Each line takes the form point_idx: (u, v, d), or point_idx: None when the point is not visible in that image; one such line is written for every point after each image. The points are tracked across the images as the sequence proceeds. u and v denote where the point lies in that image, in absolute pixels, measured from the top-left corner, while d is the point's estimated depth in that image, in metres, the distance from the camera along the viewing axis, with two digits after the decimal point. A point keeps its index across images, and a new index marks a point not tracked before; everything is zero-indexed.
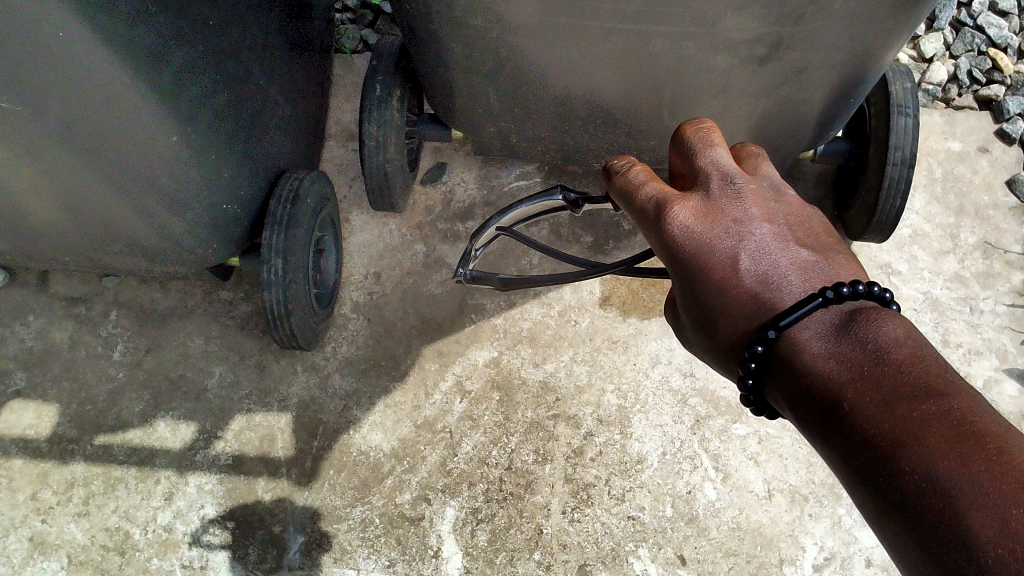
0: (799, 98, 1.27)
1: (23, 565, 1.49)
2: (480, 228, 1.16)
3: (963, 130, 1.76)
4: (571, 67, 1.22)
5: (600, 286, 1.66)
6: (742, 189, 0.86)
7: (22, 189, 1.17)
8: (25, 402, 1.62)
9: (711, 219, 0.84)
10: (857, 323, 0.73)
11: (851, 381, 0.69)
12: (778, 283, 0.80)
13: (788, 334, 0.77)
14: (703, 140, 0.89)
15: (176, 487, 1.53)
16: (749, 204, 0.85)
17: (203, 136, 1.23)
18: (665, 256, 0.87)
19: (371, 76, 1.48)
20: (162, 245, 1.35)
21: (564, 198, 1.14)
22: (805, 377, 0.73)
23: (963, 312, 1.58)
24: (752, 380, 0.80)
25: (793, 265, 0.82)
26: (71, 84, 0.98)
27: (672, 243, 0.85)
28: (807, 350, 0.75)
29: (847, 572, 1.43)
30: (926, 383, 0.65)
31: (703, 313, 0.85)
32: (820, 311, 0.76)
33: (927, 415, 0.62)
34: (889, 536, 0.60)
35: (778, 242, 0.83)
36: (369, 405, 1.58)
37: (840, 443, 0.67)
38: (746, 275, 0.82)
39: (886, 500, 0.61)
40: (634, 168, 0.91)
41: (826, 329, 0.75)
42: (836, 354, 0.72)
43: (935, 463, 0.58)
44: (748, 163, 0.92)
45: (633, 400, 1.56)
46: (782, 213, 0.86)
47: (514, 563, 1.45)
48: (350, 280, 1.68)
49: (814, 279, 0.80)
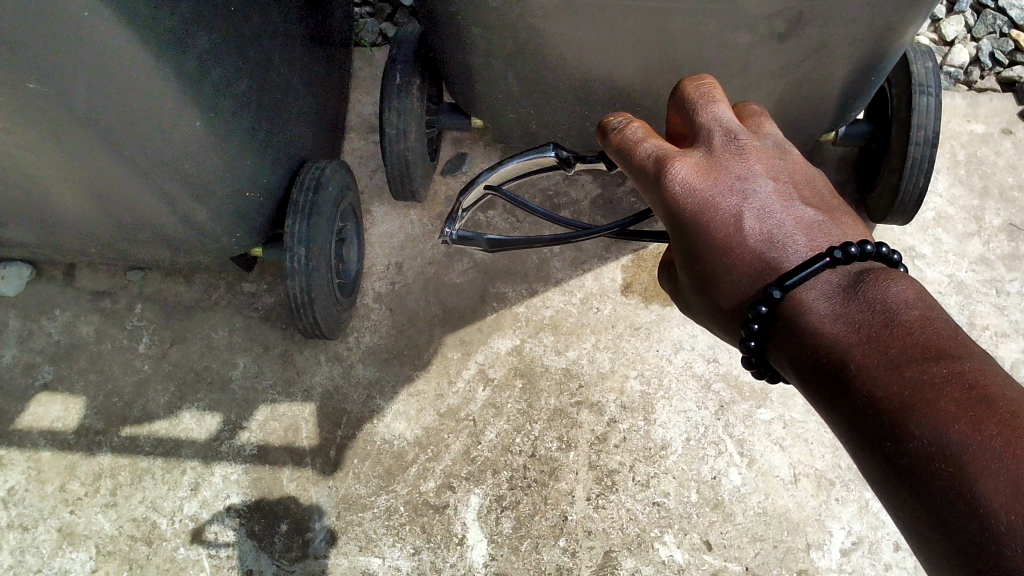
0: (820, 76, 1.26)
1: (52, 555, 1.50)
2: (471, 184, 1.17)
3: (987, 112, 1.74)
4: (591, 49, 1.22)
5: (621, 273, 1.66)
6: (745, 146, 0.86)
7: (45, 175, 1.18)
8: (52, 394, 1.64)
9: (712, 175, 0.84)
10: (866, 284, 0.73)
11: (859, 342, 0.68)
12: (783, 242, 0.80)
13: (793, 295, 0.76)
14: (704, 96, 0.89)
15: (202, 477, 1.54)
16: (752, 161, 0.85)
17: (227, 123, 1.24)
18: (665, 214, 0.86)
19: (390, 64, 1.49)
20: (185, 233, 1.36)
21: (555, 154, 1.13)
22: (812, 339, 0.73)
23: (989, 294, 1.57)
24: (755, 342, 0.80)
25: (799, 224, 0.81)
26: (96, 69, 0.99)
27: (672, 199, 0.84)
28: (814, 313, 0.74)
29: (876, 557, 1.41)
30: (936, 345, 0.64)
31: (704, 275, 0.84)
32: (828, 272, 0.76)
33: (938, 377, 0.61)
34: (895, 500, 0.60)
35: (783, 202, 0.83)
36: (392, 394, 1.58)
37: (846, 404, 0.66)
38: (750, 236, 0.81)
39: (894, 462, 0.60)
40: (632, 125, 0.90)
41: (834, 290, 0.74)
42: (843, 316, 0.72)
43: (946, 427, 0.58)
44: (751, 122, 0.92)
45: (656, 386, 1.56)
46: (786, 172, 0.86)
47: (539, 550, 1.45)
48: (373, 270, 1.69)
49: (820, 240, 0.80)
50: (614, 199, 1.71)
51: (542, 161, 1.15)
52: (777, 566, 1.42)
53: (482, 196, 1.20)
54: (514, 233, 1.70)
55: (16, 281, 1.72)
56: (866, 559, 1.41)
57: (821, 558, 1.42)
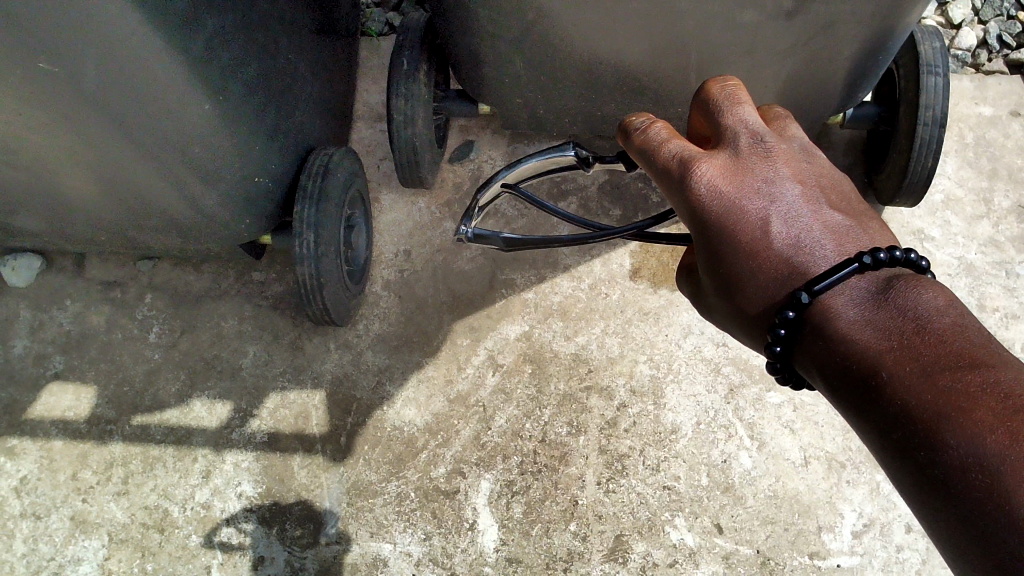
0: (827, 55, 1.26)
1: (65, 544, 1.51)
2: (488, 182, 1.17)
3: (994, 95, 1.73)
4: (599, 31, 1.23)
5: (629, 259, 1.66)
6: (772, 149, 0.85)
7: (57, 160, 1.19)
8: (64, 384, 1.64)
9: (738, 178, 0.83)
10: (896, 291, 0.72)
11: (889, 350, 0.68)
12: (811, 246, 0.79)
13: (822, 300, 0.75)
14: (729, 98, 0.88)
15: (213, 465, 1.55)
16: (779, 165, 0.84)
17: (236, 108, 1.24)
18: (689, 217, 0.85)
19: (397, 50, 1.49)
20: (194, 220, 1.37)
21: (575, 153, 1.14)
22: (841, 346, 0.72)
23: (999, 276, 1.57)
24: (781, 347, 0.79)
25: (827, 229, 0.80)
26: (104, 51, 0.99)
27: (697, 201, 0.83)
28: (843, 318, 0.73)
29: (887, 539, 1.41)
30: (970, 354, 0.63)
31: (728, 278, 0.83)
32: (856, 278, 0.75)
33: (972, 386, 0.60)
34: (928, 511, 0.60)
35: (810, 206, 0.82)
36: (402, 380, 1.59)
37: (879, 415, 0.66)
38: (777, 240, 0.80)
39: (928, 472, 0.60)
40: (656, 124, 0.89)
41: (862, 296, 0.74)
42: (873, 322, 0.71)
43: (981, 439, 0.57)
44: (776, 125, 0.91)
45: (666, 370, 1.56)
46: (813, 176, 0.85)
47: (550, 534, 1.45)
48: (381, 258, 1.69)
49: (848, 244, 0.79)
50: (622, 185, 1.71)
51: (561, 160, 1.16)
52: (789, 549, 1.42)
53: (499, 195, 1.18)
54: (523, 220, 1.70)
55: (27, 271, 1.74)
56: (878, 541, 1.41)
57: (832, 540, 1.42)
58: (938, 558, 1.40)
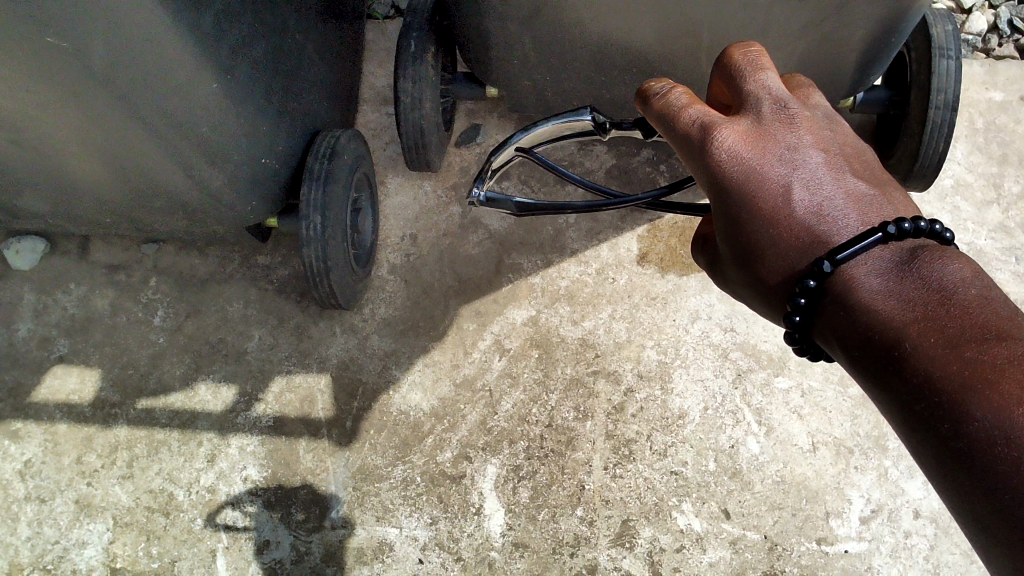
0: (839, 37, 1.25)
1: (70, 527, 1.50)
2: (502, 144, 1.14)
3: (1005, 80, 1.72)
4: (610, 11, 1.21)
5: (637, 244, 1.65)
6: (795, 115, 0.84)
7: (60, 136, 1.17)
8: (68, 367, 1.64)
9: (760, 144, 0.82)
10: (920, 261, 0.71)
11: (914, 321, 0.67)
12: (833, 216, 0.78)
13: (843, 270, 0.74)
14: (752, 63, 0.86)
15: (218, 449, 1.54)
16: (801, 132, 0.83)
17: (242, 85, 1.23)
18: (708, 184, 0.84)
19: (405, 31, 1.48)
20: (199, 200, 1.35)
21: (592, 118, 1.10)
22: (863, 316, 0.71)
23: (1009, 262, 1.57)
24: (799, 319, 0.77)
25: (849, 198, 0.79)
26: (114, 26, 0.98)
27: (718, 167, 0.82)
28: (865, 288, 0.72)
29: (895, 524, 1.41)
30: (996, 325, 0.62)
31: (747, 247, 0.82)
32: (880, 248, 0.73)
33: (1000, 358, 0.59)
34: (953, 485, 0.59)
35: (833, 174, 0.81)
36: (408, 364, 1.58)
37: (901, 385, 0.65)
38: (800, 209, 0.79)
39: (952, 445, 0.59)
40: (676, 90, 0.86)
41: (885, 266, 0.73)
42: (897, 293, 0.70)
43: (1009, 412, 0.56)
44: (797, 92, 0.90)
45: (674, 355, 1.55)
46: (836, 145, 0.84)
47: (556, 519, 1.45)
48: (388, 242, 1.68)
49: (871, 214, 0.78)
50: (630, 169, 1.71)
51: (578, 125, 1.12)
52: (796, 534, 1.42)
53: (512, 159, 1.16)
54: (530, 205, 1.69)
55: (30, 254, 1.72)
56: (885, 526, 1.41)
57: (840, 526, 1.42)
58: (946, 544, 1.39)
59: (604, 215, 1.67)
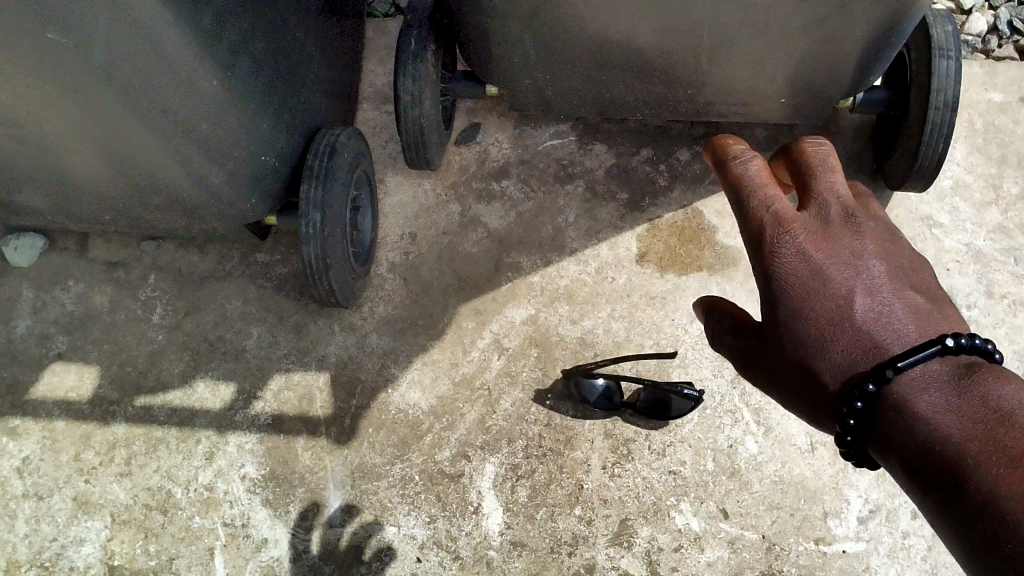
0: (840, 38, 1.25)
1: (68, 524, 1.51)
2: None
3: (1005, 81, 1.72)
4: (611, 9, 1.21)
5: (636, 243, 1.64)
6: (861, 223, 0.84)
7: (61, 132, 1.17)
8: (67, 364, 1.63)
9: (826, 250, 0.82)
10: (980, 380, 0.71)
11: (975, 442, 0.67)
12: (893, 326, 0.78)
13: (902, 383, 0.73)
14: (823, 162, 0.86)
15: (216, 447, 1.54)
16: (865, 240, 0.83)
17: (243, 84, 1.23)
18: (765, 285, 0.84)
19: (405, 29, 1.48)
20: (199, 197, 1.35)
21: None
22: (920, 430, 0.70)
23: (1008, 263, 1.57)
24: (851, 436, 0.76)
25: (907, 310, 0.79)
26: (114, 24, 0.98)
27: (780, 271, 0.82)
28: (922, 404, 0.72)
29: (893, 525, 1.41)
30: None
31: (797, 353, 0.81)
32: (937, 362, 0.73)
33: None
34: None
35: (892, 285, 0.81)
36: (407, 363, 1.58)
37: (960, 507, 0.64)
38: (860, 315, 0.79)
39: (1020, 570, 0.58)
40: (754, 160, 0.85)
41: (943, 383, 0.72)
42: (959, 411, 0.70)
43: None
44: (863, 191, 0.89)
45: (673, 354, 1.55)
46: (897, 253, 0.83)
47: (554, 519, 1.45)
48: (387, 240, 1.68)
49: (930, 330, 0.78)
50: (629, 168, 1.70)
51: None
52: (794, 534, 1.42)
53: None
54: (529, 203, 1.69)
55: (29, 251, 1.72)
56: (883, 527, 1.41)
57: (838, 526, 1.42)
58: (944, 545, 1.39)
59: (603, 214, 1.67)
